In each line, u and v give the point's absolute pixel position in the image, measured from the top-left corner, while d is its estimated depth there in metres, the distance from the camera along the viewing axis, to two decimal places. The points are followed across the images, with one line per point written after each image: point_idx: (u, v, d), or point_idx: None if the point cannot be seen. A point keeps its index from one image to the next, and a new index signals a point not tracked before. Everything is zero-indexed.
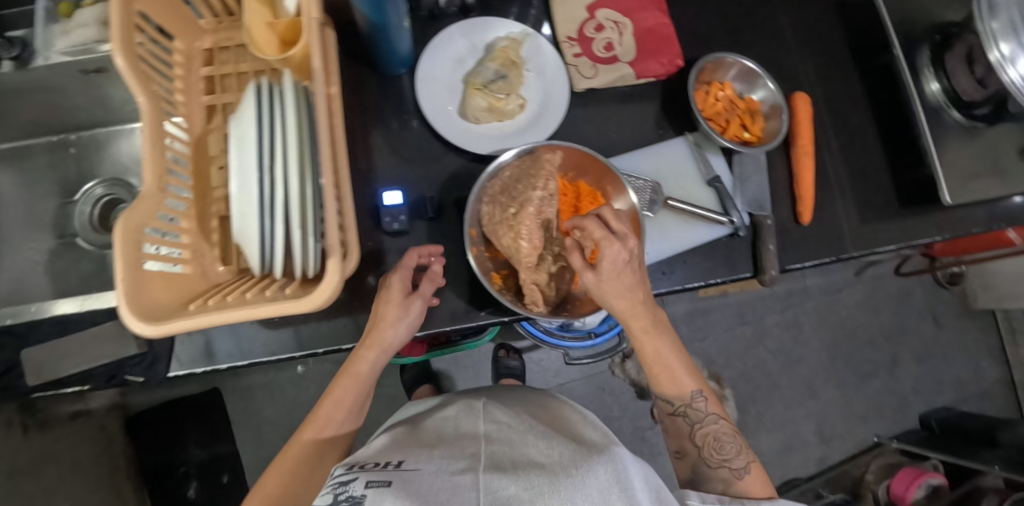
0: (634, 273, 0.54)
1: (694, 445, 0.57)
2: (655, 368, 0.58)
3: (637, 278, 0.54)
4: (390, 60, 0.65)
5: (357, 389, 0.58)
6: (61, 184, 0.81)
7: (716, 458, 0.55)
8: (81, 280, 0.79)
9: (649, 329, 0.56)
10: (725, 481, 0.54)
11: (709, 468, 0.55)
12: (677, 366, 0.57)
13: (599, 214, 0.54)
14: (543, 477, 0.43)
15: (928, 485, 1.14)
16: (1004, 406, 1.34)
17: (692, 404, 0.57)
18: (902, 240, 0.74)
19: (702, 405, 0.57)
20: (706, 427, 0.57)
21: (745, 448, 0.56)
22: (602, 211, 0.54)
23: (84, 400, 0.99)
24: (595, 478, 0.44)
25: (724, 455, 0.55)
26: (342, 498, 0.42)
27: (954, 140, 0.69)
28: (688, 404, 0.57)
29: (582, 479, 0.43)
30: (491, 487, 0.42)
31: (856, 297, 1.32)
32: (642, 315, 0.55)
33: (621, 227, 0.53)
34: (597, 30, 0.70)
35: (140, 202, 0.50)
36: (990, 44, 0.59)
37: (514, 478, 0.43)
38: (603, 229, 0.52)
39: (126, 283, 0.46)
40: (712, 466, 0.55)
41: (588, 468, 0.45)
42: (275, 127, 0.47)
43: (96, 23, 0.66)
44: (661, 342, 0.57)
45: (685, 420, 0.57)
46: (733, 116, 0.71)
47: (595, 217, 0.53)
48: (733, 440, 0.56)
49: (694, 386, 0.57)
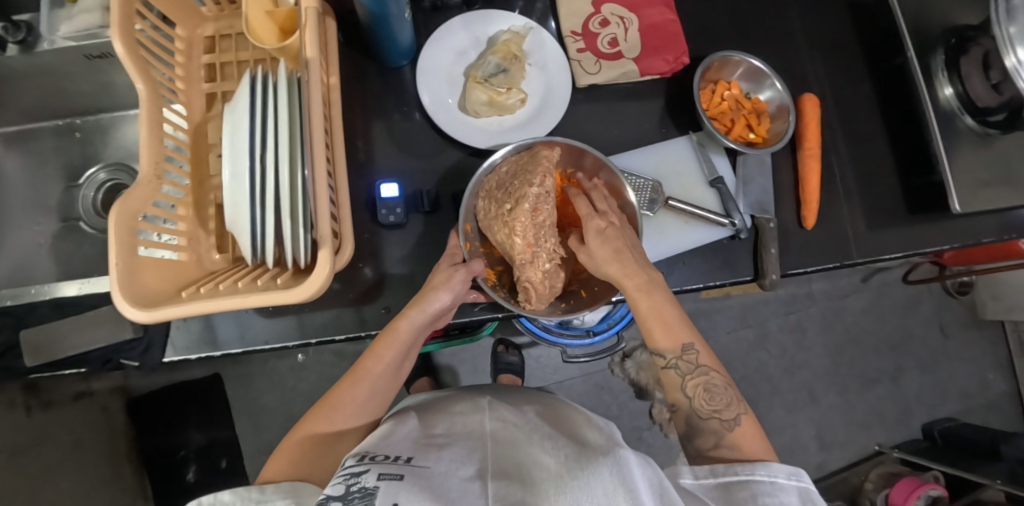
0: (619, 237, 0.56)
1: (685, 396, 0.52)
2: (652, 320, 0.55)
3: (626, 243, 0.56)
4: (391, 51, 0.64)
5: (398, 348, 0.56)
6: (66, 168, 0.82)
7: (707, 409, 0.51)
8: (83, 263, 0.80)
9: (644, 288, 0.55)
10: (716, 433, 0.50)
11: (701, 420, 0.51)
12: (676, 319, 0.54)
13: (588, 194, 0.59)
14: (544, 485, 0.38)
15: (927, 496, 1.11)
16: (1010, 419, 1.31)
17: (683, 356, 0.53)
18: (908, 247, 0.72)
19: (693, 357, 0.53)
20: (697, 377, 0.52)
21: (738, 401, 0.51)
22: (591, 191, 0.60)
23: (87, 381, 1.00)
24: (600, 482, 0.38)
25: (714, 406, 0.51)
26: (352, 491, 0.37)
27: (966, 147, 0.67)
28: (680, 356, 0.53)
29: (585, 482, 0.38)
30: (504, 492, 0.37)
31: (861, 304, 1.30)
32: (635, 273, 0.55)
33: (606, 207, 0.58)
34: (602, 25, 0.69)
35: (136, 188, 0.50)
36: (1007, 49, 0.57)
37: (523, 484, 0.39)
38: (590, 207, 0.58)
39: (119, 269, 0.47)
40: (703, 417, 0.51)
41: (592, 470, 0.39)
42: (268, 114, 0.47)
43: (99, 9, 0.66)
44: (660, 297, 0.55)
45: (676, 373, 0.53)
46: (738, 116, 0.70)
47: (585, 196, 0.59)
48: (725, 391, 0.51)
49: (687, 338, 0.54)
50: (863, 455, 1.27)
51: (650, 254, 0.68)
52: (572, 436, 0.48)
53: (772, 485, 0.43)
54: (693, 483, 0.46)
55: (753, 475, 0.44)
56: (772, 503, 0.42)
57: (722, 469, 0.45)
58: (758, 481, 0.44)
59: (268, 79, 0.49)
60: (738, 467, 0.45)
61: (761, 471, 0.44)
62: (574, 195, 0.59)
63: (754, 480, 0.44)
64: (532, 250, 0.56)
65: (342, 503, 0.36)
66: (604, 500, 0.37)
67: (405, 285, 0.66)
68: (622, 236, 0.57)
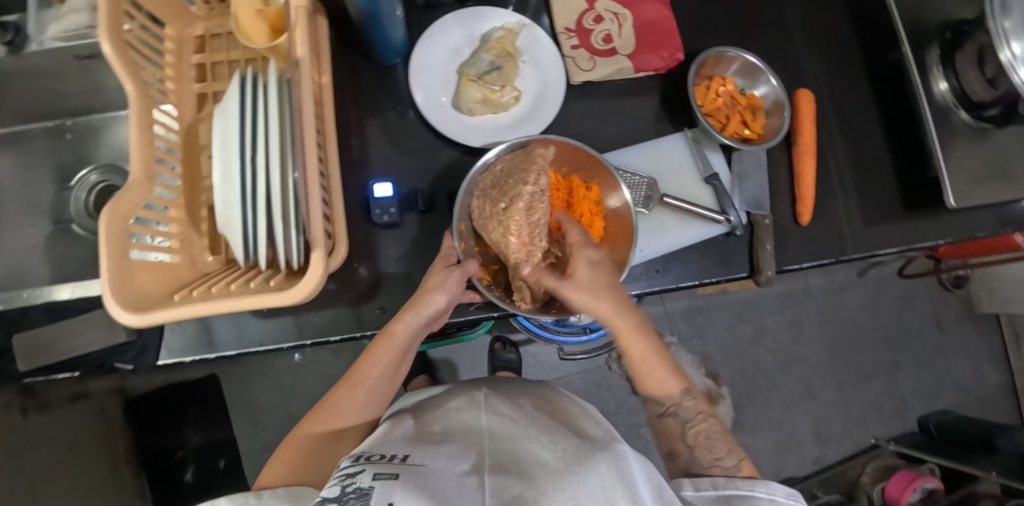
0: (608, 273, 0.56)
1: (686, 447, 0.53)
2: (642, 362, 0.56)
3: (613, 279, 0.56)
4: (384, 49, 0.64)
5: (395, 351, 0.56)
6: (58, 169, 0.81)
7: (709, 458, 0.51)
8: (77, 265, 0.79)
9: (633, 330, 0.56)
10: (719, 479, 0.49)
11: (702, 468, 0.51)
12: (664, 362, 0.56)
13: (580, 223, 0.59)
14: (542, 480, 0.38)
15: (923, 488, 1.12)
16: (1006, 412, 1.32)
17: (682, 403, 0.55)
18: (905, 243, 0.72)
19: (691, 405, 0.55)
20: (697, 426, 0.54)
21: (737, 449, 0.52)
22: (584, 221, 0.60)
23: (83, 382, 0.99)
24: (597, 476, 0.38)
25: (716, 454, 0.51)
26: (347, 492, 0.37)
27: (962, 141, 0.67)
28: (679, 403, 0.55)
29: (584, 478, 0.38)
30: (501, 486, 0.37)
31: (858, 298, 1.31)
32: (626, 313, 0.55)
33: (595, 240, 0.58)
34: (596, 21, 0.69)
35: (128, 191, 0.50)
36: (1001, 43, 0.57)
37: (521, 478, 0.38)
38: (582, 237, 0.57)
39: (111, 273, 0.46)
40: (705, 466, 0.50)
41: (590, 465, 0.39)
42: (257, 116, 0.47)
43: (87, 8, 0.65)
44: (646, 344, 0.56)
45: (675, 422, 0.54)
46: (734, 112, 0.70)
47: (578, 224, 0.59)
48: (723, 440, 0.53)
49: (679, 385, 0.55)
50: (860, 448, 1.27)
51: (646, 252, 0.68)
52: (570, 429, 0.48)
53: (772, 501, 0.45)
54: (694, 495, 0.47)
55: (754, 490, 0.46)
56: None
57: (722, 483, 0.47)
58: (758, 497, 0.45)
59: (258, 79, 0.48)
60: (739, 481, 0.46)
61: (761, 487, 0.46)
62: (567, 221, 0.58)
63: (754, 496, 0.45)
64: (528, 249, 0.56)
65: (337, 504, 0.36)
66: (602, 495, 0.37)
67: (401, 285, 0.65)
68: (610, 272, 0.56)
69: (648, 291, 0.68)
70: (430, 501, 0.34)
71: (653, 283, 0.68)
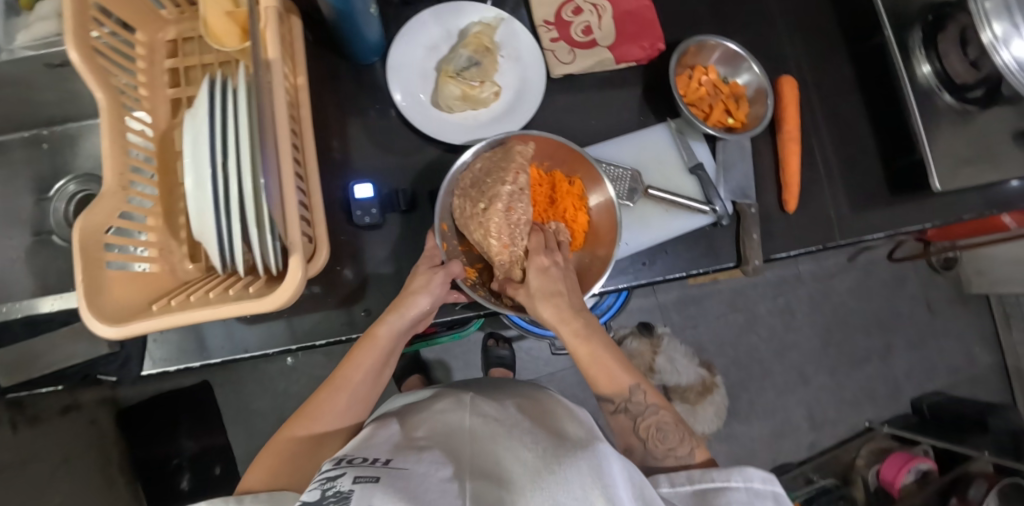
0: (561, 278, 0.56)
1: (639, 440, 0.51)
2: (590, 364, 0.55)
3: (565, 286, 0.56)
4: (360, 47, 0.63)
5: (377, 354, 0.55)
6: (35, 180, 0.80)
7: (662, 449, 0.50)
8: (59, 276, 0.78)
9: (581, 333, 0.55)
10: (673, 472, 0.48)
11: (657, 461, 0.50)
12: (613, 361, 0.55)
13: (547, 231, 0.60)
14: (521, 481, 0.38)
15: (917, 470, 1.12)
16: (997, 391, 1.33)
17: (631, 399, 0.53)
18: (891, 228, 0.72)
19: (641, 399, 0.53)
20: (649, 418, 0.52)
21: (692, 438, 0.51)
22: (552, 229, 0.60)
23: (73, 394, 0.98)
24: (576, 473, 0.37)
25: (669, 445, 0.50)
26: (326, 495, 0.37)
27: (947, 124, 0.67)
28: (628, 399, 0.53)
29: (564, 477, 0.37)
30: (481, 491, 0.37)
31: (848, 283, 1.31)
32: (571, 319, 0.55)
33: (555, 247, 0.59)
34: (575, 14, 0.68)
35: (100, 201, 0.49)
36: (983, 24, 0.56)
37: (501, 482, 0.38)
38: (544, 243, 0.58)
39: (86, 285, 0.45)
40: (659, 458, 0.50)
41: (570, 464, 0.38)
42: (228, 120, 0.46)
43: (55, 16, 0.64)
44: (597, 344, 0.55)
45: (626, 417, 0.53)
46: (716, 101, 0.69)
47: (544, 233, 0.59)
48: (676, 429, 0.51)
49: (630, 380, 0.54)
50: (855, 432, 1.28)
51: (631, 245, 0.67)
52: (553, 430, 0.48)
53: (748, 491, 0.42)
54: (670, 491, 0.45)
55: (729, 481, 0.43)
56: None
57: (698, 476, 0.45)
58: (733, 488, 0.42)
59: (228, 84, 0.48)
60: (714, 474, 0.44)
61: (737, 477, 0.43)
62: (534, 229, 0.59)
63: (730, 487, 0.43)
64: (510, 249, 0.56)
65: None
66: (580, 494, 0.36)
67: (387, 287, 0.65)
68: (564, 278, 0.57)
69: (636, 284, 0.67)
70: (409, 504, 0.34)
71: (640, 276, 0.68)
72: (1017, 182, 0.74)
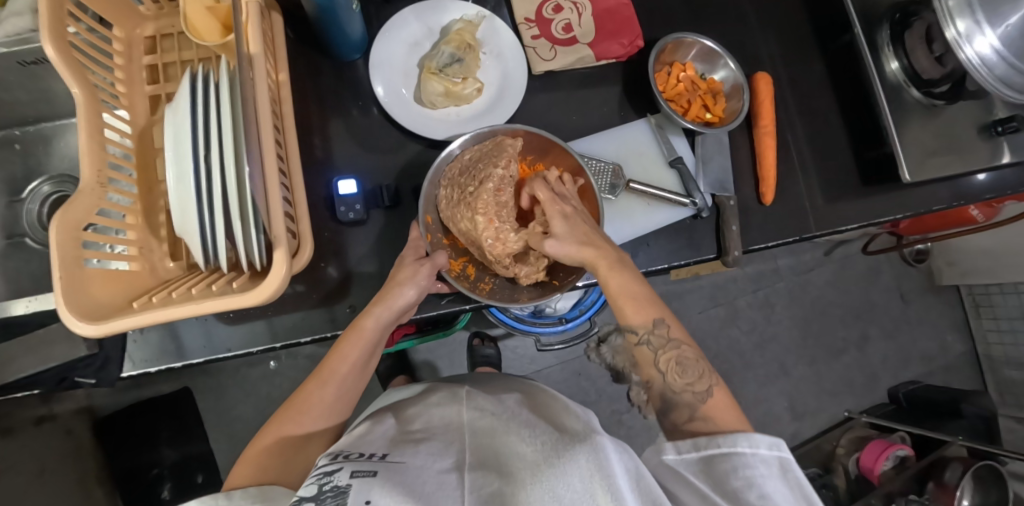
0: (583, 222, 0.58)
1: (659, 371, 0.52)
2: (622, 297, 0.55)
3: (589, 227, 0.58)
4: (342, 44, 0.63)
5: (364, 346, 0.55)
6: (6, 182, 0.77)
7: (680, 383, 0.50)
8: (34, 280, 0.76)
9: (615, 266, 0.56)
10: (690, 405, 0.49)
11: (674, 393, 0.50)
12: (643, 293, 0.55)
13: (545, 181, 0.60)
14: (521, 473, 0.40)
15: (895, 456, 1.15)
16: (968, 378, 1.38)
17: (655, 330, 0.53)
18: (865, 219, 0.75)
19: (663, 332, 0.53)
20: (669, 351, 0.52)
21: (710, 372, 0.51)
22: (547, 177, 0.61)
23: (47, 403, 0.94)
24: (576, 469, 0.39)
25: (687, 379, 0.50)
26: (324, 491, 0.38)
27: (915, 118, 0.69)
28: (652, 330, 0.53)
29: (562, 470, 0.39)
30: (480, 483, 0.40)
31: (825, 277, 1.34)
32: (605, 252, 0.56)
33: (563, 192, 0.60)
34: (555, 11, 0.69)
35: (76, 198, 0.48)
36: (947, 21, 0.59)
37: (500, 475, 0.41)
38: (550, 192, 0.59)
39: (64, 282, 0.45)
40: (676, 391, 0.50)
41: (569, 458, 0.40)
42: (211, 111, 0.46)
43: (31, 12, 0.62)
44: (627, 276, 0.56)
45: (649, 349, 0.53)
46: (695, 97, 0.71)
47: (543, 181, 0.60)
48: (697, 364, 0.51)
49: (658, 313, 0.54)
50: (835, 422, 1.31)
51: (615, 237, 0.68)
52: (551, 422, 0.49)
53: (755, 456, 0.42)
54: (676, 458, 0.45)
55: (736, 447, 0.43)
56: (753, 476, 0.41)
57: (704, 443, 0.45)
58: (740, 453, 0.42)
59: (210, 77, 0.47)
60: (720, 440, 0.44)
61: (743, 443, 0.42)
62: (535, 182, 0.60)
63: (736, 452, 0.42)
64: (495, 225, 0.58)
65: (314, 503, 0.37)
66: (581, 487, 0.38)
67: (372, 282, 0.65)
68: (584, 219, 0.58)
69: None
70: (407, 498, 0.36)
71: None
72: (983, 175, 0.77)
